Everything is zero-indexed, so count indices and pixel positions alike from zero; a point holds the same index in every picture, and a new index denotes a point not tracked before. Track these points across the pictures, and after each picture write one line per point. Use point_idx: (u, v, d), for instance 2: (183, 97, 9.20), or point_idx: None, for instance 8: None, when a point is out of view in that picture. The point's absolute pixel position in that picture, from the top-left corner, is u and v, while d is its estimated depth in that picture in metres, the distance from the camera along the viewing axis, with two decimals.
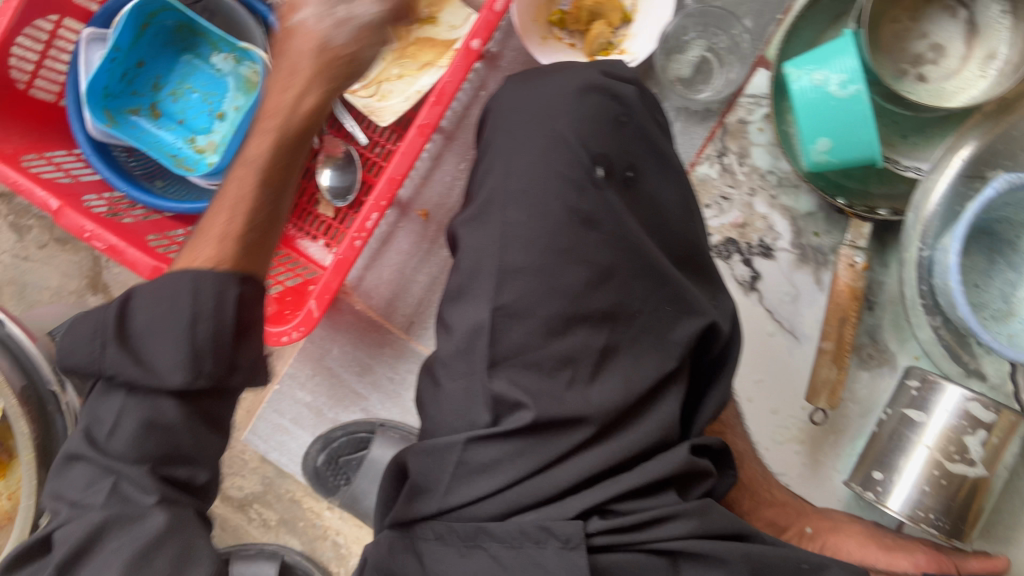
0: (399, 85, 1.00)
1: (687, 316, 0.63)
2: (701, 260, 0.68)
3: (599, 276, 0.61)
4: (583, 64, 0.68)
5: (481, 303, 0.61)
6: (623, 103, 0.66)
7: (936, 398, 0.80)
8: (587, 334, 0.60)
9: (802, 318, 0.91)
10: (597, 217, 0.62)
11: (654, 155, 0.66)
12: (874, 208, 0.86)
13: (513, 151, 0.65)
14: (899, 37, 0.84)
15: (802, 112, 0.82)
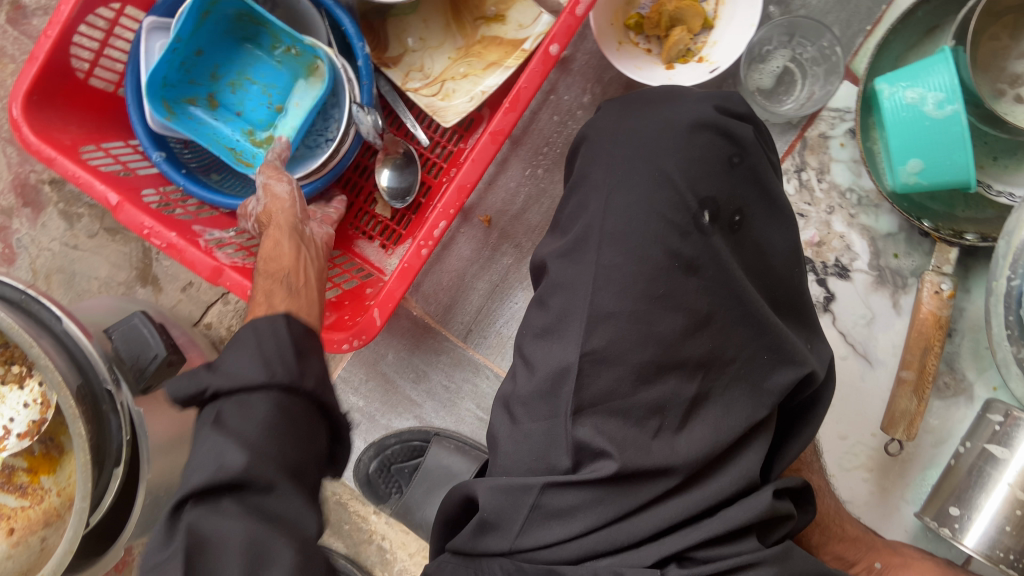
0: (462, 84, 0.98)
1: (785, 364, 0.63)
2: (800, 305, 0.67)
3: (695, 326, 0.60)
4: (695, 97, 0.65)
5: (568, 346, 0.60)
6: (735, 143, 0.63)
7: (1019, 435, 0.77)
8: (677, 384, 0.60)
9: (877, 342, 0.88)
10: (702, 265, 0.60)
11: (760, 197, 0.64)
12: (961, 232, 0.82)
13: (610, 190, 0.63)
14: (999, 56, 0.79)
15: (893, 130, 0.78)
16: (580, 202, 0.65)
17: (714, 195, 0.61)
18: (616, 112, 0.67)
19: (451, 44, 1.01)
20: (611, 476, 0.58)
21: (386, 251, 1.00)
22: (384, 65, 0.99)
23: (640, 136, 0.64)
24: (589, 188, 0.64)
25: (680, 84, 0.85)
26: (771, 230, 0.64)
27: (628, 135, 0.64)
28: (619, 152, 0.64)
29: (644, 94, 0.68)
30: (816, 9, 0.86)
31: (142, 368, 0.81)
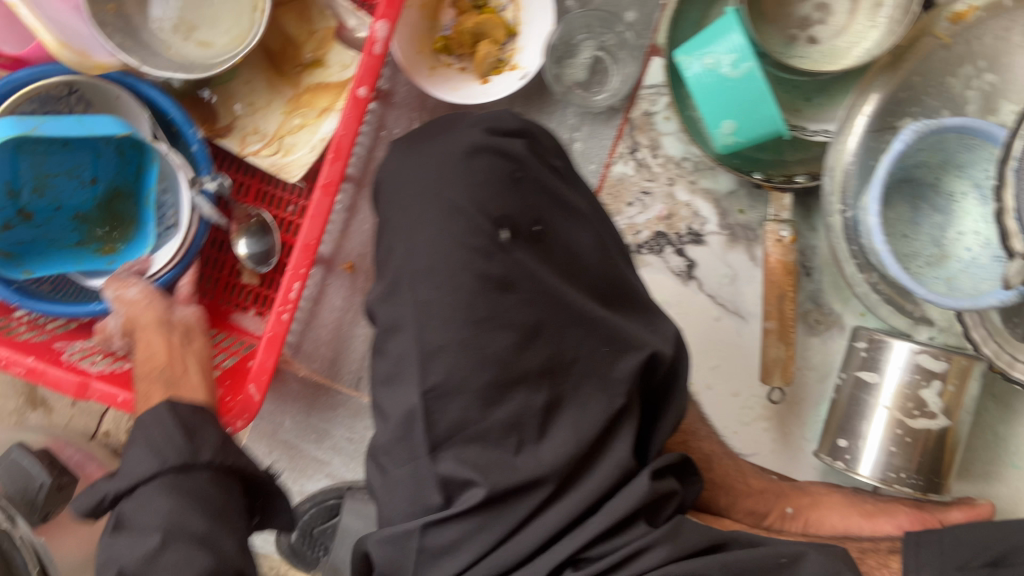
0: (300, 137, 0.96)
1: (623, 353, 0.63)
2: (629, 295, 0.67)
3: (523, 341, 0.60)
4: (466, 120, 0.66)
5: (410, 387, 0.60)
6: (517, 158, 0.64)
7: (885, 356, 0.79)
8: (526, 398, 0.60)
9: (744, 296, 0.90)
10: (515, 279, 0.61)
11: (555, 202, 0.65)
12: (792, 176, 0.85)
13: (409, 230, 0.63)
14: (783, 5, 0.82)
15: (701, 97, 0.81)
16: (389, 246, 0.64)
17: (508, 212, 0.62)
18: (400, 154, 0.67)
19: (280, 99, 0.98)
20: (482, 502, 0.58)
21: (264, 318, 0.99)
22: (218, 136, 0.96)
23: (423, 174, 0.64)
24: (393, 234, 0.64)
25: (495, 96, 0.86)
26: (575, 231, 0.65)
27: (413, 175, 0.65)
28: (408, 193, 0.64)
29: (424, 130, 0.69)
30: None
31: (33, 500, 0.83)
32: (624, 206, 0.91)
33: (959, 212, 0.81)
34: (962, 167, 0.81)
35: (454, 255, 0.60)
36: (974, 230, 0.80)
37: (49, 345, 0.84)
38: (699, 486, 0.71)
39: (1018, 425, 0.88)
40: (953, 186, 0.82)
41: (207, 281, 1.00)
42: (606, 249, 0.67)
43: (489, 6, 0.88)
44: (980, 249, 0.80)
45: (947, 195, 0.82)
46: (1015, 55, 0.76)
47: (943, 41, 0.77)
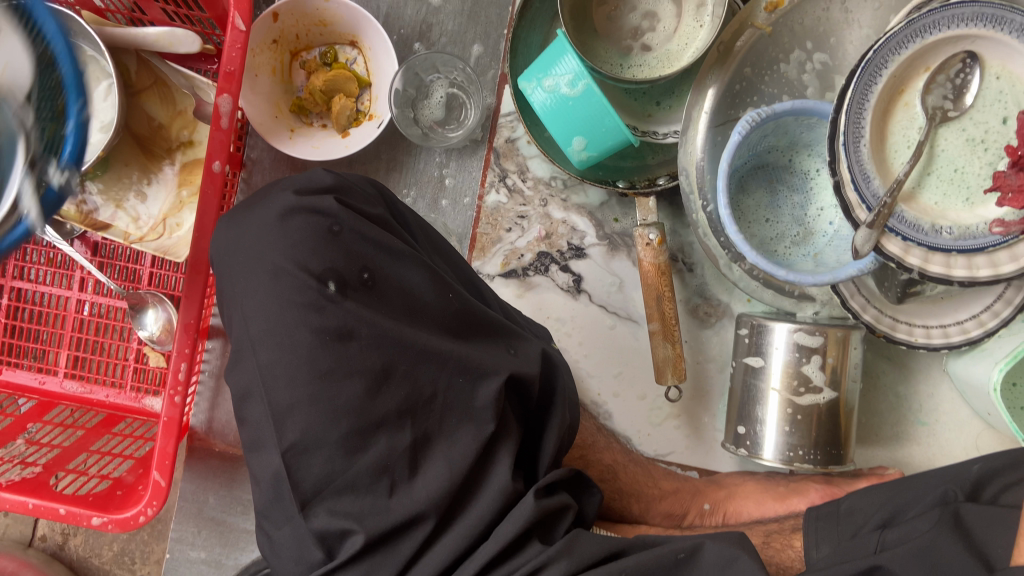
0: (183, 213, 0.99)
1: (478, 380, 0.63)
2: (480, 322, 0.66)
3: (373, 386, 0.59)
4: (278, 186, 0.64)
5: (271, 449, 0.59)
6: (334, 212, 0.62)
7: (767, 339, 0.81)
8: (390, 440, 0.60)
9: (634, 301, 0.92)
10: (352, 330, 0.59)
11: (385, 246, 0.62)
12: (654, 179, 0.87)
13: (243, 297, 0.61)
14: (613, 18, 0.84)
15: (549, 120, 0.83)
16: (232, 319, 0.62)
17: (333, 265, 0.60)
18: (227, 228, 0.65)
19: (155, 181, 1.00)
20: (363, 548, 0.58)
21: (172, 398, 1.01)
22: (101, 229, 0.96)
23: (246, 244, 0.62)
24: (231, 304, 0.62)
25: (356, 147, 0.87)
26: (411, 269, 0.63)
27: (238, 246, 0.62)
28: (236, 265, 0.62)
29: (247, 202, 0.67)
30: (454, 32, 0.91)
31: None
32: (503, 233, 0.93)
33: (814, 189, 0.83)
34: (810, 146, 0.83)
35: (285, 317, 0.59)
36: (831, 204, 0.82)
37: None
38: (596, 497, 0.71)
39: (916, 382, 0.91)
40: (806, 164, 0.84)
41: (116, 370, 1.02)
42: (448, 282, 0.65)
43: (339, 62, 0.90)
44: (840, 222, 0.81)
45: (800, 174, 0.84)
46: (842, 32, 0.78)
47: (765, 31, 0.79)
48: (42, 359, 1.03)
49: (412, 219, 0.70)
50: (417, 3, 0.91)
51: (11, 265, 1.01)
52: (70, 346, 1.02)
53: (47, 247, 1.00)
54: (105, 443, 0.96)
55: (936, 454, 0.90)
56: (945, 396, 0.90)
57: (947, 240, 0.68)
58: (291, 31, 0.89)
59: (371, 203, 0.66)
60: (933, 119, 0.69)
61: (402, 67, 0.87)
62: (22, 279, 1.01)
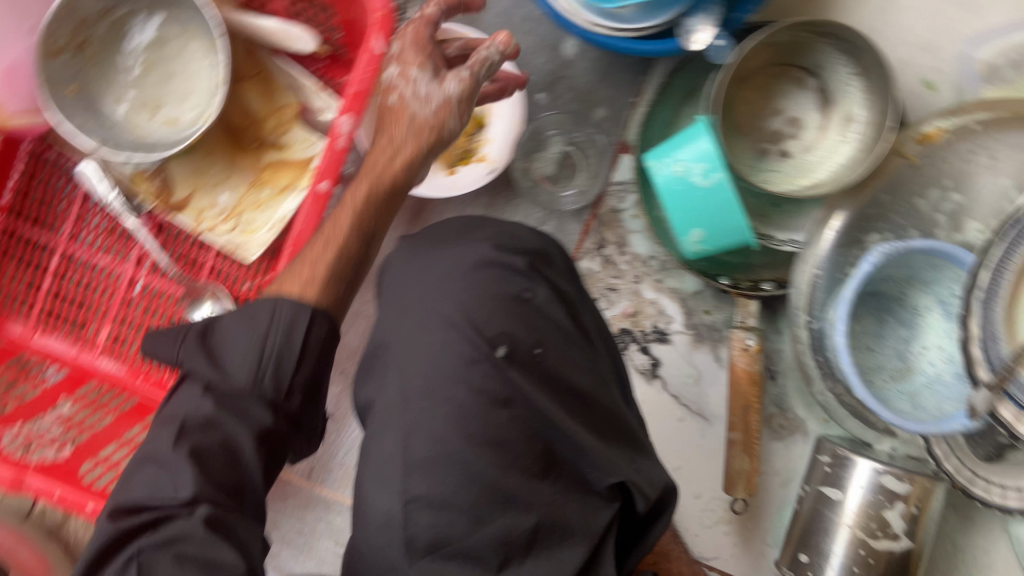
0: (263, 215, 0.92)
1: (608, 475, 0.63)
2: (617, 422, 0.67)
3: (510, 459, 0.59)
4: (474, 236, 0.68)
5: (392, 493, 0.58)
6: (525, 278, 0.66)
7: (849, 473, 0.79)
8: (513, 519, 0.58)
9: (708, 398, 0.89)
10: (507, 398, 0.60)
11: (555, 328, 0.65)
12: (759, 282, 0.84)
13: (413, 336, 0.63)
14: (756, 117, 0.82)
15: (671, 204, 0.80)
16: (388, 354, 0.64)
17: (503, 331, 0.62)
18: (410, 262, 0.68)
19: (240, 174, 0.94)
20: None
21: None
22: (172, 212, 0.90)
23: (428, 288, 0.65)
24: (395, 337, 0.64)
25: (464, 187, 0.83)
26: (573, 354, 0.65)
27: (417, 284, 0.66)
28: (409, 298, 0.65)
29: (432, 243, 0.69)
30: (582, 89, 0.87)
31: None
32: None
33: (923, 326, 0.81)
34: (927, 283, 0.81)
35: (451, 366, 0.60)
36: (938, 345, 0.80)
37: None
38: None
39: (976, 535, 0.88)
40: (917, 300, 0.82)
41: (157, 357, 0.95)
42: (599, 377, 0.67)
43: None
44: (942, 365, 0.79)
45: (911, 309, 0.82)
46: (978, 176, 0.76)
47: (911, 161, 0.77)
48: (82, 330, 0.96)
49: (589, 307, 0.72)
50: (550, 52, 0.88)
51: (65, 226, 0.94)
52: (112, 322, 0.95)
53: (110, 217, 0.94)
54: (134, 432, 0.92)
55: None
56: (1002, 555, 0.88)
57: None
58: None
59: (560, 285, 0.68)
60: None
61: (528, 128, 0.89)
62: (77, 245, 0.95)
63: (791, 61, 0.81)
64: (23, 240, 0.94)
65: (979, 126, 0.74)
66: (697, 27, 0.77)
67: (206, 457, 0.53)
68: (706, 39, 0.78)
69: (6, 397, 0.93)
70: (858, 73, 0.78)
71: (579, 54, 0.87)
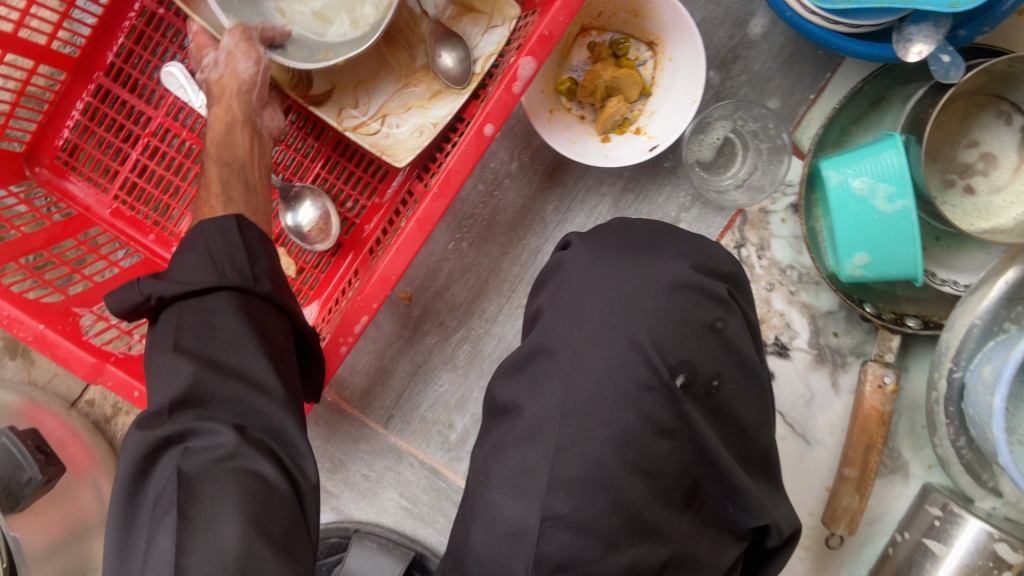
0: (406, 119, 0.79)
1: (753, 516, 0.54)
2: (770, 466, 0.59)
3: (661, 490, 0.52)
4: (671, 248, 0.57)
5: (529, 504, 0.51)
6: (722, 305, 0.55)
7: (958, 532, 0.76)
8: (650, 549, 0.51)
9: (815, 421, 0.85)
10: (672, 428, 0.52)
11: (741, 361, 0.55)
12: (902, 316, 0.79)
13: (578, 342, 0.53)
14: (947, 145, 0.76)
15: (839, 220, 0.74)
16: (549, 357, 0.54)
17: (686, 359, 0.53)
18: (586, 258, 0.57)
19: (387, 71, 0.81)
20: None
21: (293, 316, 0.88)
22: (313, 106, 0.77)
23: (592, 287, 0.55)
24: (558, 339, 0.54)
25: (617, 159, 0.77)
26: (752, 396, 0.56)
27: (590, 283, 0.55)
28: (573, 300, 0.55)
29: (608, 237, 0.59)
30: (759, 74, 0.81)
31: (16, 494, 0.77)
32: None
33: None
34: None
35: (622, 385, 0.52)
36: None
37: (65, 308, 0.70)
38: None
39: None
40: None
41: None
42: (763, 415, 0.57)
43: (628, 58, 0.80)
44: None
45: None
46: None
47: None
48: (161, 214, 0.86)
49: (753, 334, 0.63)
50: (734, 27, 0.80)
51: (168, 100, 0.84)
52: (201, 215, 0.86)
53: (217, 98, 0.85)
54: None
55: None
56: None
57: None
58: (597, 8, 0.78)
59: (747, 313, 0.58)
60: None
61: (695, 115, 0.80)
62: (180, 127, 0.84)
63: (1000, 93, 0.74)
64: (121, 106, 0.85)
65: None
66: (915, 37, 0.68)
67: (230, 252, 0.56)
68: (925, 52, 0.68)
69: (74, 268, 0.78)
70: None
71: (764, 36, 0.80)
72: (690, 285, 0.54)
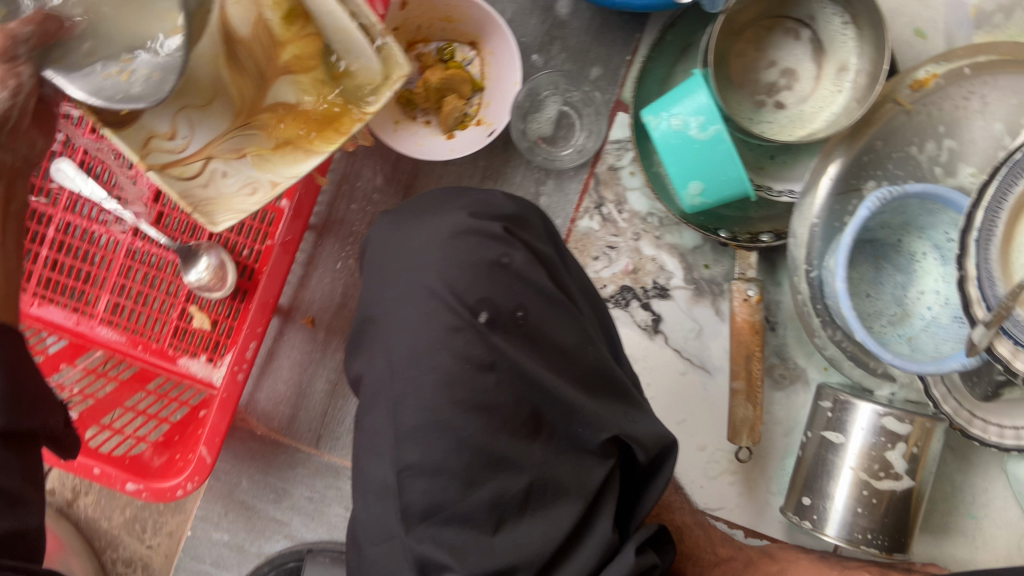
0: (237, 170, 0.71)
1: (600, 431, 0.60)
2: (614, 381, 0.63)
3: (500, 421, 0.58)
4: (451, 204, 0.63)
5: (386, 462, 0.57)
6: (504, 242, 0.60)
7: (850, 417, 0.80)
8: (506, 480, 0.57)
9: (709, 350, 0.90)
10: (487, 363, 0.57)
11: (542, 290, 0.60)
12: (757, 234, 0.85)
13: (391, 309, 0.60)
14: (750, 70, 0.82)
15: (669, 158, 0.80)
16: (379, 323, 0.60)
17: (484, 297, 0.58)
18: (387, 232, 0.64)
19: (226, 99, 0.70)
20: None
21: (214, 364, 0.93)
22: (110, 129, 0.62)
23: (406, 253, 0.61)
24: (376, 310, 0.60)
25: (462, 151, 0.84)
26: (562, 321, 0.61)
27: (394, 257, 0.61)
28: (392, 264, 0.61)
29: (411, 208, 0.65)
30: (576, 48, 0.88)
31: None
32: (589, 260, 0.91)
33: (919, 272, 0.82)
34: (922, 229, 0.82)
35: (431, 334, 0.57)
36: (933, 289, 0.81)
37: None
38: (673, 555, 0.69)
39: (974, 474, 0.91)
40: (913, 247, 0.83)
41: (158, 325, 0.93)
42: (582, 336, 0.62)
43: (455, 61, 0.87)
44: (938, 308, 0.81)
45: (906, 255, 0.83)
46: (973, 122, 0.78)
47: (905, 108, 0.79)
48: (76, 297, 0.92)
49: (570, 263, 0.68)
50: (543, 13, 0.88)
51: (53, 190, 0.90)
52: (110, 291, 0.92)
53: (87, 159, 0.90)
54: (140, 400, 0.91)
55: (980, 550, 0.91)
56: (999, 493, 0.90)
57: None
58: (413, 22, 0.84)
59: (547, 246, 0.64)
60: None
61: (526, 87, 0.87)
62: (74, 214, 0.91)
63: (783, 13, 0.81)
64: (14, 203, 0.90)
65: (969, 70, 0.77)
66: None
67: None
68: None
69: None
70: (850, 21, 0.78)
71: (572, 14, 0.88)
72: (469, 233, 0.60)
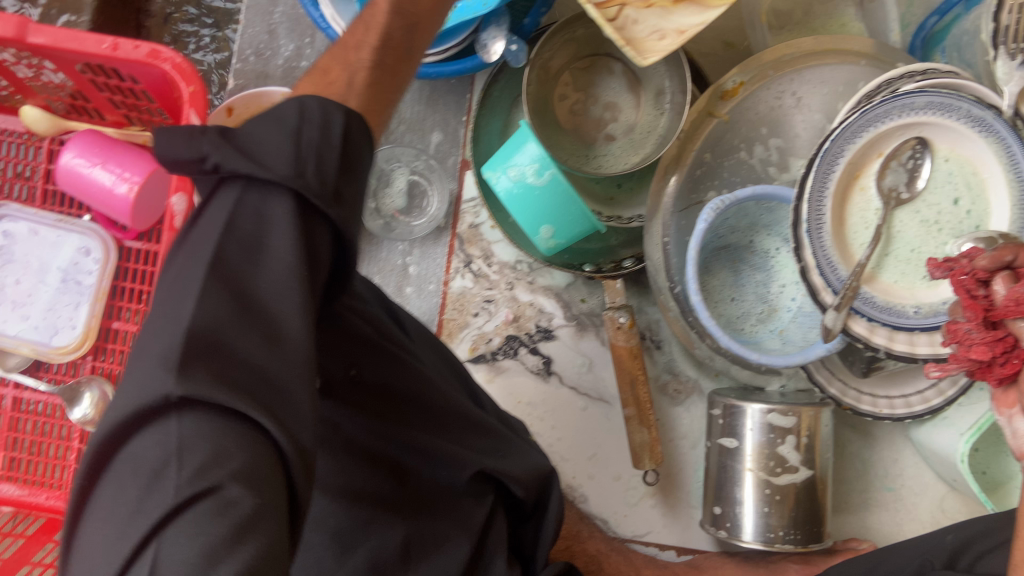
0: None
1: (463, 470, 0.61)
2: (468, 418, 0.64)
3: (361, 481, 0.58)
4: None
5: None
6: None
7: (740, 420, 0.81)
8: (381, 539, 0.57)
9: (604, 381, 0.92)
10: (334, 428, 0.57)
11: (370, 342, 0.58)
12: (620, 261, 0.89)
13: None
14: (575, 111, 0.86)
15: (516, 209, 0.82)
16: None
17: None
18: None
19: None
20: None
21: None
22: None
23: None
24: None
25: None
26: (399, 367, 0.60)
27: None
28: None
29: None
30: (413, 119, 0.93)
31: None
32: (470, 317, 0.92)
33: (776, 267, 0.85)
34: (768, 227, 0.85)
35: None
36: (793, 280, 0.84)
37: None
38: None
39: (880, 448, 0.93)
40: (764, 244, 0.86)
41: (51, 472, 0.86)
42: (423, 382, 0.62)
43: None
44: (802, 297, 0.84)
45: (759, 253, 0.86)
46: (792, 116, 0.82)
47: (723, 119, 0.82)
48: None
49: (401, 312, 0.68)
50: None
51: None
52: None
53: None
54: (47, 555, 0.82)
55: (904, 520, 0.92)
56: (909, 461, 0.92)
57: (914, 318, 0.74)
58: None
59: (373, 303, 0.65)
60: (889, 203, 0.75)
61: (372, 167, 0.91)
62: None
63: (592, 51, 0.86)
64: None
65: (772, 72, 0.81)
66: (489, 40, 0.78)
67: None
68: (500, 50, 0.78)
69: None
70: (655, 47, 0.84)
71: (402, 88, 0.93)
72: None
